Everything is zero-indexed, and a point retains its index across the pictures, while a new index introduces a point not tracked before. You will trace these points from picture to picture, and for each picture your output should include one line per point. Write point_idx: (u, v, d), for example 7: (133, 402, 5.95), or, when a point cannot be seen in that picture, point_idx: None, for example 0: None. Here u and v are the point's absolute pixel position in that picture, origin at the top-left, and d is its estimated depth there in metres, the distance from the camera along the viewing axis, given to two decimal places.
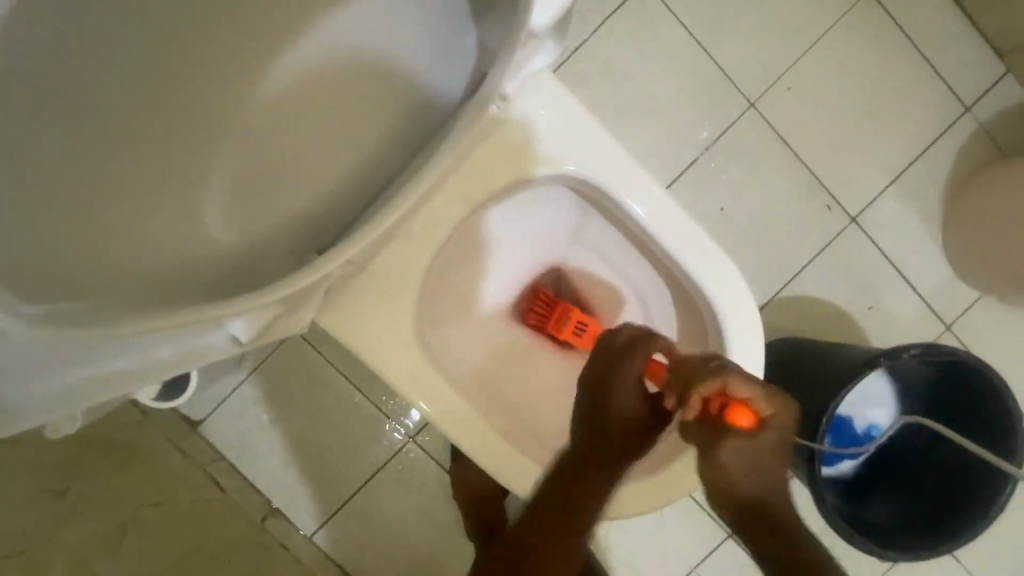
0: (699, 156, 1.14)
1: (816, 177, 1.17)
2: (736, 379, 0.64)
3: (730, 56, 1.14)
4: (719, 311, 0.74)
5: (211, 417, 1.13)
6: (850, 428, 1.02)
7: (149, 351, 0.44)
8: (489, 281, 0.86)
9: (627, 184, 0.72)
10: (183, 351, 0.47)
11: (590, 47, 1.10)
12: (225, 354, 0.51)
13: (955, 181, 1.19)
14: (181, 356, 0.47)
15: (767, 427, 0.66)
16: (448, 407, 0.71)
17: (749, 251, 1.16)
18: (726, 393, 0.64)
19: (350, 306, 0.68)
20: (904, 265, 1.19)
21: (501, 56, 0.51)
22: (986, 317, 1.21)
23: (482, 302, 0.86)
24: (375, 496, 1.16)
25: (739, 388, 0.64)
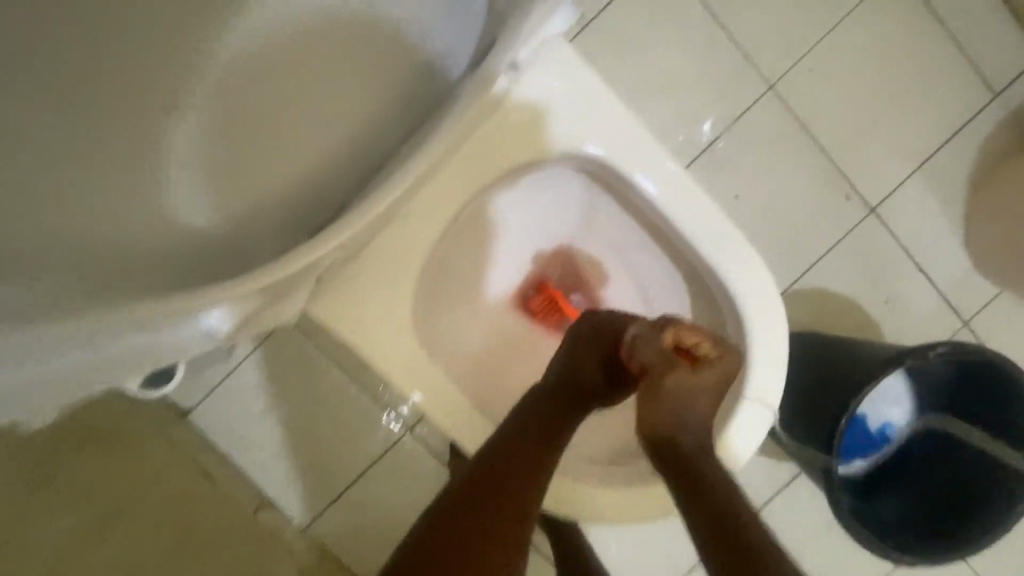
0: (712, 140, 1.09)
1: (834, 164, 1.12)
2: (686, 328, 0.68)
3: (750, 33, 1.08)
4: (742, 306, 0.70)
5: (200, 406, 1.09)
6: (865, 426, 0.99)
7: (102, 345, 0.39)
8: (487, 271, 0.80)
9: (640, 164, 0.67)
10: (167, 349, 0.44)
11: (605, 19, 1.04)
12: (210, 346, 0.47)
13: (980, 171, 1.14)
14: (134, 353, 0.41)
15: (709, 367, 0.66)
16: (445, 400, 0.67)
17: (765, 241, 1.12)
18: (680, 342, 0.68)
19: (342, 295, 0.63)
20: (924, 258, 1.15)
21: (515, 24, 0.46)
22: (1005, 313, 1.17)
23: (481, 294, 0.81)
24: (370, 488, 1.12)
25: (686, 332, 0.68)
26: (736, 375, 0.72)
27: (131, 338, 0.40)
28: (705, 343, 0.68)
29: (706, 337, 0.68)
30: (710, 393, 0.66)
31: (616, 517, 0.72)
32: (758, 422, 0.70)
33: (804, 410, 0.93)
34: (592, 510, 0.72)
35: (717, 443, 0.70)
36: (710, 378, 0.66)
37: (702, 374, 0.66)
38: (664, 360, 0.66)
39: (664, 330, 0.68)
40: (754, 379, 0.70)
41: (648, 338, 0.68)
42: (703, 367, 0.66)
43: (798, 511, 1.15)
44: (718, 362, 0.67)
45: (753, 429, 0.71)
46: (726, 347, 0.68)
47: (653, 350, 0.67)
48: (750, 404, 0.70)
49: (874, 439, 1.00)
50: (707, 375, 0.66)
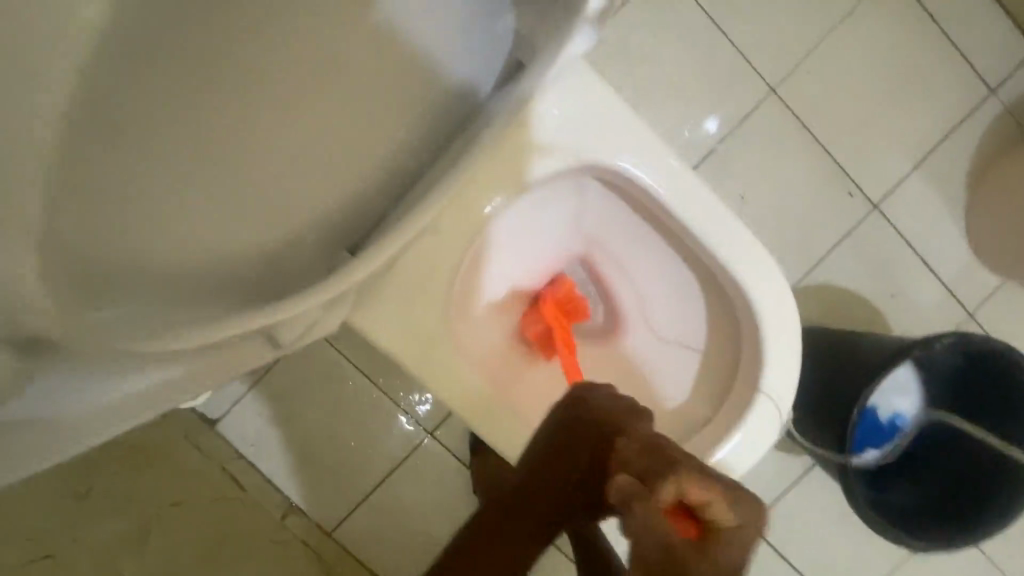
0: (717, 143, 1.12)
1: (837, 163, 1.15)
2: (688, 479, 0.48)
3: (751, 38, 1.11)
4: (755, 303, 0.74)
5: (228, 414, 1.11)
6: (875, 417, 1.02)
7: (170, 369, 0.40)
8: (504, 279, 0.83)
9: (654, 171, 0.70)
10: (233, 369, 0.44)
11: (610, 29, 1.07)
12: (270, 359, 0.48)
13: (979, 165, 1.17)
14: (197, 374, 0.41)
15: (727, 543, 0.47)
16: (476, 402, 0.70)
17: (772, 239, 1.15)
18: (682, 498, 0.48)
19: (374, 304, 0.66)
20: (928, 252, 1.18)
21: (542, 47, 0.49)
22: (1007, 303, 1.20)
23: (499, 302, 0.83)
24: (394, 490, 1.15)
25: (691, 486, 0.48)
26: (751, 370, 0.75)
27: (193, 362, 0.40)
28: (718, 506, 0.48)
29: (719, 496, 0.48)
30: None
31: None
32: (769, 417, 0.74)
33: (815, 403, 0.96)
34: None
35: (735, 437, 0.73)
36: (724, 568, 0.46)
37: (720, 564, 0.46)
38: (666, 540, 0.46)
39: (658, 485, 0.48)
40: (768, 374, 0.74)
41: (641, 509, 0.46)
42: (714, 544, 0.47)
43: (812, 502, 1.17)
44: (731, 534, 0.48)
45: (766, 424, 0.74)
46: (744, 502, 0.49)
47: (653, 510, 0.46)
48: (764, 400, 0.74)
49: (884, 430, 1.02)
50: (725, 552, 0.47)
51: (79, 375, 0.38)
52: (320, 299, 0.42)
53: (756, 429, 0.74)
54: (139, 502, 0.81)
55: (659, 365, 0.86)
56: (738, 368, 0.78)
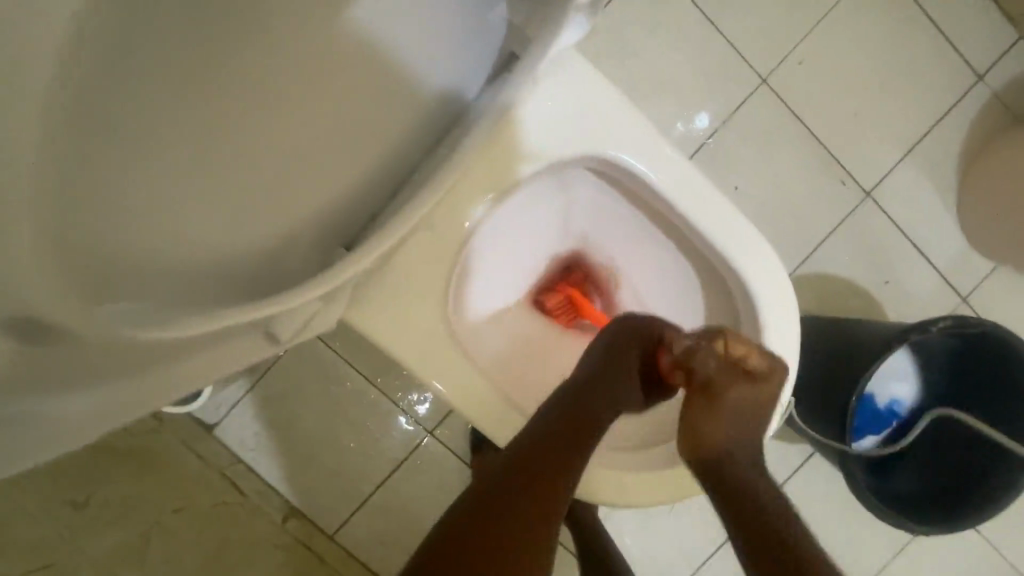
0: (710, 134, 1.12)
1: (829, 152, 1.16)
2: (736, 337, 0.68)
3: (741, 30, 1.11)
4: (752, 291, 0.74)
5: (225, 419, 1.11)
6: (874, 404, 1.04)
7: (165, 361, 0.41)
8: (500, 274, 0.82)
9: (650, 161, 0.70)
10: (228, 361, 0.44)
11: (601, 22, 1.07)
12: (267, 354, 0.47)
13: (969, 152, 1.18)
14: (196, 369, 0.42)
15: (762, 384, 0.69)
16: (476, 396, 0.70)
17: (766, 229, 1.15)
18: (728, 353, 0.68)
19: (371, 300, 0.65)
20: (921, 239, 1.19)
21: (535, 36, 0.49)
22: (1000, 287, 1.21)
23: (496, 297, 0.83)
24: (394, 491, 1.15)
25: (739, 344, 0.68)
26: None
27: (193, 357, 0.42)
28: (755, 358, 0.68)
29: (754, 350, 0.68)
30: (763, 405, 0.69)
31: (642, 502, 0.75)
32: (771, 406, 0.73)
33: (814, 390, 0.96)
34: (620, 498, 0.74)
35: None
36: (757, 401, 0.69)
37: (755, 393, 0.68)
38: (722, 372, 0.68)
39: (714, 344, 0.68)
40: None
41: (704, 350, 0.68)
42: (757, 383, 0.68)
43: (812, 490, 1.18)
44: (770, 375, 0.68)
45: (767, 413, 0.74)
46: (772, 356, 0.70)
47: (710, 359, 0.68)
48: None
49: (883, 416, 1.05)
50: (761, 393, 0.69)
51: (69, 372, 0.37)
52: (314, 291, 0.42)
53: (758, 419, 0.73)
54: (137, 509, 0.80)
55: None
56: None
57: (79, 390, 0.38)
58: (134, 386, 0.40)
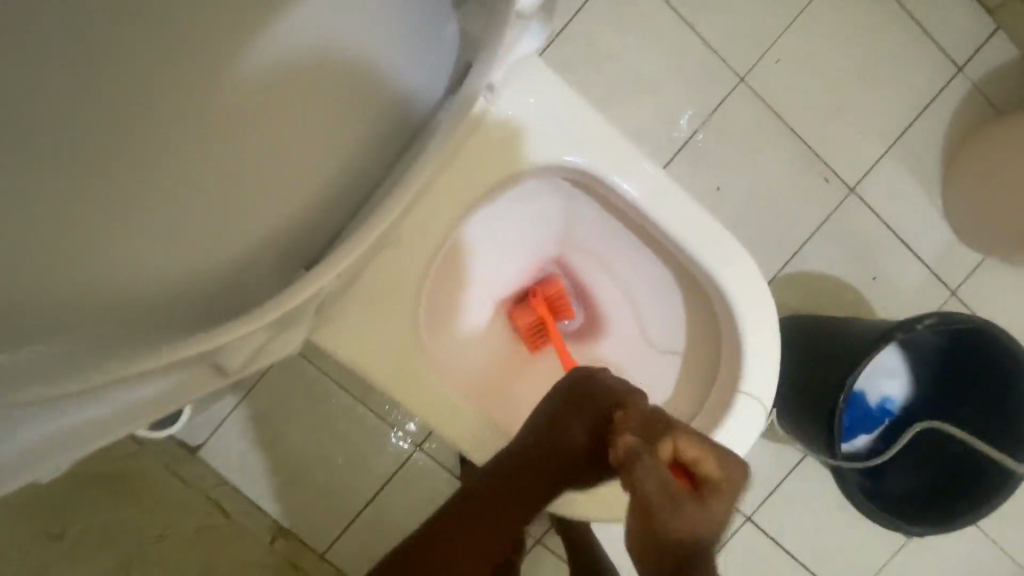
0: (691, 135, 1.11)
1: (811, 149, 1.15)
2: (685, 439, 0.55)
3: (717, 29, 1.10)
4: (730, 297, 0.73)
5: (210, 441, 1.09)
6: (865, 404, 1.03)
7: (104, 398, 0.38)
8: (476, 288, 0.81)
9: (621, 169, 0.69)
10: (174, 394, 0.41)
11: (574, 28, 1.06)
12: (217, 386, 0.44)
13: (951, 144, 1.18)
14: (133, 409, 0.39)
15: (721, 502, 0.53)
16: (454, 413, 0.68)
17: (750, 229, 1.14)
18: (676, 457, 0.55)
19: (342, 319, 0.64)
20: (907, 234, 1.18)
21: (489, 46, 0.47)
22: (989, 279, 1.20)
23: (473, 311, 0.82)
24: (384, 507, 1.13)
25: (687, 444, 0.55)
26: (732, 365, 0.74)
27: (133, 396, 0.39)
28: (709, 463, 0.54)
29: (709, 455, 0.54)
30: (718, 531, 0.53)
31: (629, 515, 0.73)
32: (753, 415, 0.72)
33: (801, 392, 0.95)
34: (608, 510, 0.73)
35: (719, 435, 0.71)
36: (718, 518, 0.53)
37: (710, 511, 0.52)
38: (666, 491, 0.51)
39: (660, 444, 0.55)
40: (750, 369, 0.72)
41: (645, 464, 0.53)
42: (713, 504, 0.53)
43: (808, 491, 1.16)
44: (722, 487, 0.54)
45: (752, 420, 0.72)
46: (733, 464, 0.55)
47: (653, 475, 0.52)
48: (746, 395, 0.72)
49: (875, 415, 1.04)
50: (719, 513, 0.53)
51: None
52: (253, 324, 0.39)
53: (742, 427, 0.72)
54: (115, 540, 0.78)
55: (641, 363, 0.85)
56: (720, 364, 0.77)
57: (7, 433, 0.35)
58: (70, 425, 0.37)
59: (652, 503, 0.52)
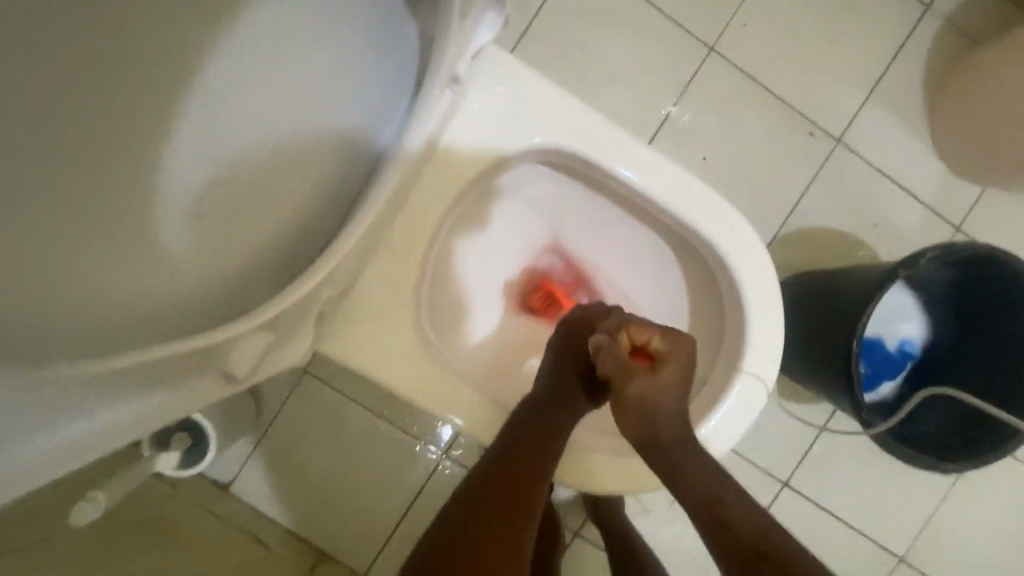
0: (670, 111, 1.12)
1: (791, 106, 1.15)
2: (634, 326, 0.68)
3: (680, 3, 1.12)
4: (724, 255, 0.73)
5: (239, 476, 1.11)
6: (883, 349, 1.02)
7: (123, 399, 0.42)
8: (473, 283, 0.82)
9: (598, 143, 0.70)
10: (189, 395, 0.46)
11: (539, 23, 1.08)
12: (226, 393, 0.48)
13: (932, 81, 1.17)
14: (145, 414, 0.43)
15: (669, 368, 0.66)
16: (470, 406, 0.69)
17: (743, 194, 1.14)
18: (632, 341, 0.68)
19: (347, 329, 0.66)
20: (901, 177, 1.17)
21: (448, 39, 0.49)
22: (992, 210, 1.18)
23: (472, 306, 0.82)
24: (420, 519, 1.14)
25: (639, 331, 0.68)
26: (736, 325, 0.74)
27: (119, 408, 0.42)
28: (657, 339, 0.67)
29: (654, 330, 0.68)
30: (675, 388, 0.66)
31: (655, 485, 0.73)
32: (764, 370, 0.72)
33: (814, 347, 0.94)
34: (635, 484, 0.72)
35: (732, 394, 0.72)
36: (671, 375, 0.66)
37: (662, 375, 0.66)
38: (624, 367, 0.66)
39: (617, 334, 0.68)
40: (754, 325, 0.72)
41: (603, 347, 0.67)
42: (662, 369, 0.66)
43: (842, 448, 1.15)
44: (671, 358, 0.66)
45: (761, 371, 0.72)
46: (678, 336, 0.68)
47: (611, 354, 0.67)
48: (752, 352, 0.72)
49: (895, 359, 1.03)
50: (668, 373, 0.66)
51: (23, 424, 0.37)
52: (255, 321, 0.42)
53: (754, 382, 0.72)
54: None
55: None
56: (725, 324, 0.77)
57: (43, 439, 0.38)
58: (95, 428, 0.40)
59: (617, 373, 0.66)
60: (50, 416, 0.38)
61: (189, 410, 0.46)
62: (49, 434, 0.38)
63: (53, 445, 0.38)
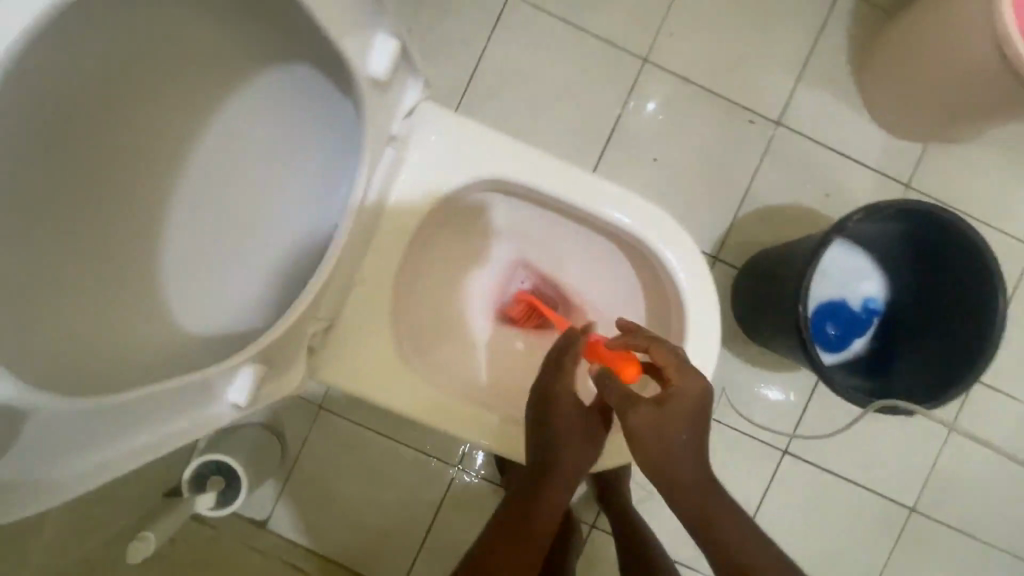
0: (616, 121, 1.22)
1: (728, 99, 1.24)
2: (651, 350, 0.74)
3: (610, 24, 1.22)
4: (655, 248, 0.81)
5: (274, 513, 1.20)
6: (848, 308, 1.08)
7: (146, 428, 0.50)
8: (445, 304, 0.92)
9: (526, 166, 0.78)
10: (198, 421, 0.54)
11: (485, 65, 1.20)
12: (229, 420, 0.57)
13: (858, 54, 1.25)
14: (161, 438, 0.52)
15: (675, 400, 0.72)
16: (453, 413, 0.78)
17: (697, 186, 1.23)
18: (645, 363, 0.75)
19: (338, 359, 0.75)
20: (844, 146, 1.24)
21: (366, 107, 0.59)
22: (938, 162, 1.25)
23: (448, 325, 0.91)
24: (444, 529, 1.21)
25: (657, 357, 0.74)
26: (679, 307, 0.82)
27: (120, 445, 0.49)
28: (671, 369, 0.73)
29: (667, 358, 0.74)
30: (680, 420, 0.72)
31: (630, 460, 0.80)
32: (709, 344, 0.79)
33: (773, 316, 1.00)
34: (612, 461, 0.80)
35: None
36: (676, 406, 0.72)
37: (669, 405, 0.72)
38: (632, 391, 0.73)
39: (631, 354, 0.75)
40: (693, 304, 0.80)
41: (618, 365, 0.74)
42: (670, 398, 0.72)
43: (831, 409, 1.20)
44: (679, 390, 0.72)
45: (706, 346, 0.79)
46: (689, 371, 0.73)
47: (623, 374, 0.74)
48: (697, 330, 0.79)
49: (862, 316, 1.09)
50: (673, 404, 0.72)
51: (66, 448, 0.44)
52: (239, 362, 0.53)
53: (700, 358, 0.79)
54: None
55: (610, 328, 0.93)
56: (671, 308, 0.84)
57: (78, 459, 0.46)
58: (121, 449, 0.49)
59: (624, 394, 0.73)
60: (87, 442, 0.45)
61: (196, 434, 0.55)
62: (71, 460, 0.45)
63: (61, 475, 0.45)
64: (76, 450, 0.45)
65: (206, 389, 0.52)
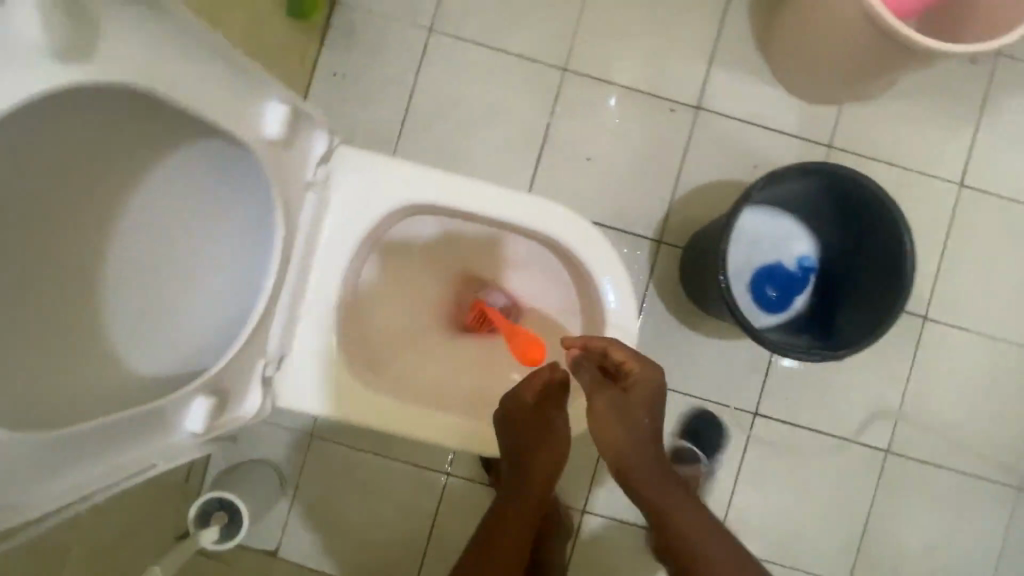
0: (546, 130, 1.31)
1: (648, 93, 1.32)
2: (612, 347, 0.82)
3: (527, 43, 1.31)
4: (568, 242, 0.87)
5: (282, 542, 1.28)
6: (784, 270, 1.15)
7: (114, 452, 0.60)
8: (396, 320, 1.00)
9: (439, 187, 0.86)
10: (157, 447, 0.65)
11: (418, 98, 1.30)
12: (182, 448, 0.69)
13: (762, 32, 1.33)
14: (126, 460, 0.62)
15: (636, 389, 0.80)
16: (409, 417, 0.85)
17: (631, 177, 1.31)
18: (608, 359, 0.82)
19: (298, 386, 0.83)
20: (764, 119, 1.32)
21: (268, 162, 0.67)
22: (854, 121, 1.32)
23: (402, 339, 0.99)
24: (443, 533, 1.28)
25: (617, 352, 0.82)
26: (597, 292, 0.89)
27: (90, 468, 0.58)
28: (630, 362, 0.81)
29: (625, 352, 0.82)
30: (643, 409, 0.79)
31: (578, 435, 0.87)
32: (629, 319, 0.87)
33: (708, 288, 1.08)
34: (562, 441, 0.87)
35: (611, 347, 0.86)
36: (639, 395, 0.79)
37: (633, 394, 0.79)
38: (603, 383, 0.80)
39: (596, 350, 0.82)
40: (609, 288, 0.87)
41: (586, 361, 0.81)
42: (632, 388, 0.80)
43: None
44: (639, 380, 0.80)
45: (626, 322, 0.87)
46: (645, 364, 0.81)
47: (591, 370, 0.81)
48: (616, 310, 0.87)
49: (798, 275, 1.16)
50: (635, 393, 0.80)
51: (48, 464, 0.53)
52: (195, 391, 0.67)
53: (621, 335, 0.86)
54: None
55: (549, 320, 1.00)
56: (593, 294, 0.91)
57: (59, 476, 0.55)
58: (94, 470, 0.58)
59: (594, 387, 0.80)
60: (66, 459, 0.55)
61: (154, 460, 0.66)
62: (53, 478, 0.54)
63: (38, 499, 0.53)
64: (57, 470, 0.54)
65: (167, 415, 0.65)
